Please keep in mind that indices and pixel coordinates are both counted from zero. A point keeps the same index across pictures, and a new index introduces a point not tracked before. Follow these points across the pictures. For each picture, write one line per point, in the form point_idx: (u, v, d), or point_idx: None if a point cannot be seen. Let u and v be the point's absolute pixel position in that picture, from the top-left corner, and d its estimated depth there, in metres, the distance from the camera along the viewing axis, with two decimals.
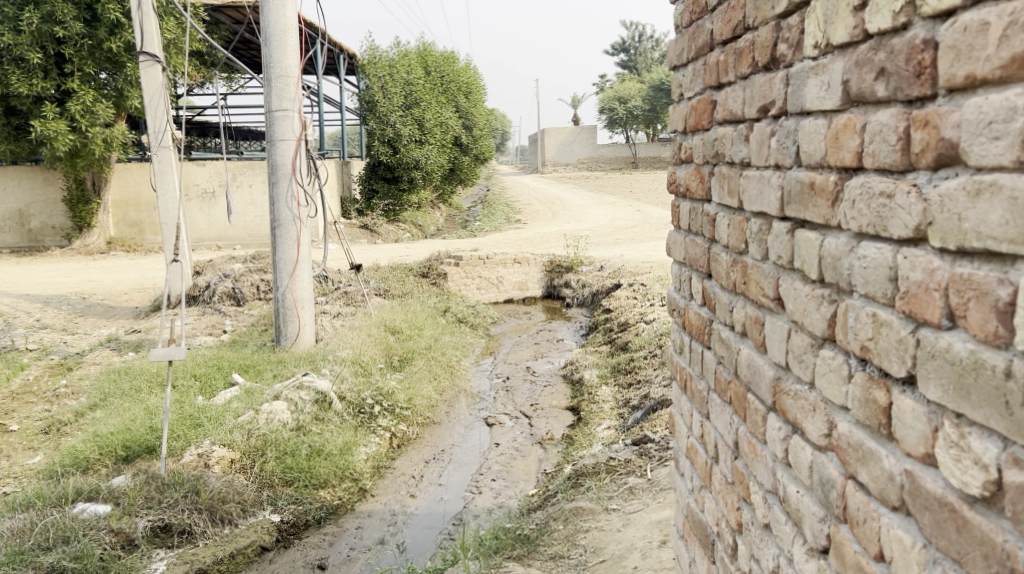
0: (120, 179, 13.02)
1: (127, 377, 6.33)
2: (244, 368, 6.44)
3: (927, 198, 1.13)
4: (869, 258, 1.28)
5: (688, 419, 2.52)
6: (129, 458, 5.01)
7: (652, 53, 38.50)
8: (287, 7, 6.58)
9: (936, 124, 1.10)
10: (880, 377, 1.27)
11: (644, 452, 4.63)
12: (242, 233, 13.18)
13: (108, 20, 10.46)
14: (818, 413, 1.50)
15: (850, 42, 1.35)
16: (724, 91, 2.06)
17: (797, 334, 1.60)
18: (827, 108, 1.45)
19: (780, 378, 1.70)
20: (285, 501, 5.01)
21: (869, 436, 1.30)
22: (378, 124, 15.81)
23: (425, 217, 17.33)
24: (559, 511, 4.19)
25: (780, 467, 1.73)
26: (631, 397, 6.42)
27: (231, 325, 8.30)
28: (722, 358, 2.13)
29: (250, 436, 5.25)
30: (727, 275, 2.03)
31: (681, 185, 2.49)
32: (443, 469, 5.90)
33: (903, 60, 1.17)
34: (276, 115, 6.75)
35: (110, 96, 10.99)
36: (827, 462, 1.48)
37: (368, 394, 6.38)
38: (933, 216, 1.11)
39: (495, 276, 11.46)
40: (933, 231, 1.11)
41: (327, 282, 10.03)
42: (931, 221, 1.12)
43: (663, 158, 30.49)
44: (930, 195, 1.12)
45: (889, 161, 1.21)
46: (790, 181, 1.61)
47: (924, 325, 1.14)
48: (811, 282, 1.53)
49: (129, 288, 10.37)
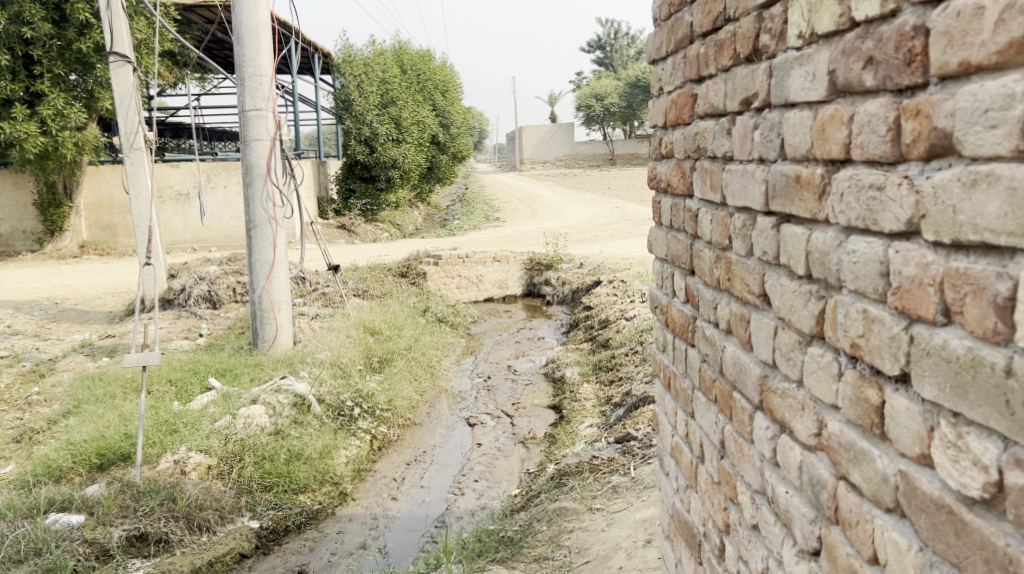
0: (93, 181, 12.82)
1: (101, 383, 6.21)
2: (221, 372, 6.34)
3: (920, 190, 1.09)
4: (858, 253, 1.25)
5: (672, 418, 2.48)
6: (104, 466, 4.92)
7: (628, 50, 38.56)
8: (259, 5, 6.48)
9: (927, 113, 1.06)
10: (872, 376, 1.24)
11: (627, 450, 4.60)
12: (218, 235, 13.03)
13: (77, 20, 10.29)
14: (807, 412, 1.47)
15: (835, 31, 1.31)
16: (704, 84, 2.02)
17: (783, 331, 1.57)
18: (812, 99, 1.42)
19: (767, 376, 1.66)
20: (264, 507, 4.94)
21: (861, 436, 1.27)
22: (354, 123, 15.66)
23: (403, 216, 17.24)
24: (543, 511, 4.14)
25: (767, 467, 1.70)
26: (613, 394, 6.39)
27: (207, 328, 8.19)
28: (706, 356, 2.10)
29: (228, 442, 5.17)
30: (711, 271, 1.99)
31: (662, 180, 2.45)
32: (425, 471, 5.85)
33: (891, 47, 1.13)
34: (250, 115, 6.65)
35: (81, 97, 10.83)
36: (817, 463, 1.44)
37: (347, 397, 6.31)
38: (925, 209, 1.08)
39: (475, 274, 11.40)
40: (926, 223, 1.08)
41: (304, 283, 9.94)
42: (924, 213, 1.08)
43: (640, 155, 30.55)
44: (923, 187, 1.08)
45: (879, 152, 1.18)
46: (774, 174, 1.58)
47: (918, 321, 1.10)
48: (798, 278, 1.50)
49: (103, 292, 10.21)
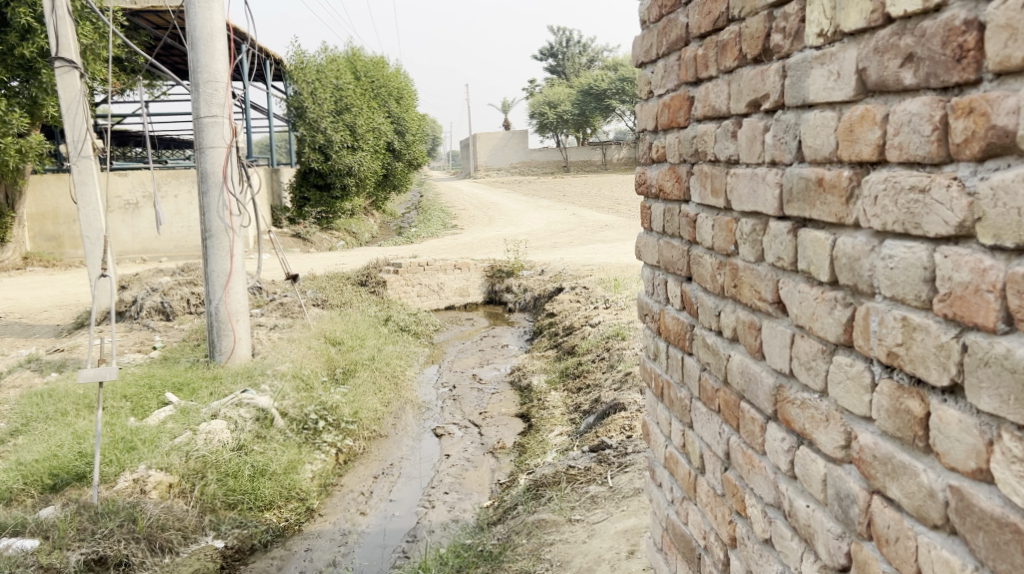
0: (36, 191, 12.47)
1: (51, 400, 5.97)
2: (177, 387, 6.13)
3: (974, 191, 1.13)
4: (897, 258, 1.25)
5: (665, 428, 2.42)
6: (57, 487, 4.71)
7: (579, 57, 38.73)
8: (214, 10, 6.31)
9: (983, 112, 1.11)
10: (912, 386, 1.24)
11: (602, 459, 4.53)
12: (169, 245, 12.69)
13: (20, 25, 9.93)
14: (833, 423, 1.42)
15: (864, 29, 1.31)
16: (702, 86, 1.97)
17: (803, 339, 1.52)
18: (836, 99, 1.39)
19: (783, 386, 1.61)
20: (228, 526, 4.78)
21: (900, 448, 1.26)
22: (308, 130, 15.36)
23: (358, 225, 17.06)
24: (521, 524, 4.06)
25: (782, 479, 1.64)
26: (582, 402, 6.35)
27: (160, 341, 7.95)
28: (707, 365, 2.03)
29: (189, 459, 5.00)
30: (713, 279, 1.94)
31: (652, 185, 2.40)
32: (393, 484, 5.72)
33: (938, 42, 1.17)
34: (205, 122, 6.46)
35: (24, 104, 10.52)
36: (846, 476, 1.40)
37: (311, 410, 6.17)
38: (982, 211, 1.12)
39: (436, 282, 11.27)
40: (983, 226, 1.12)
41: (262, 294, 9.71)
42: (980, 216, 1.12)
43: (594, 162, 30.63)
44: (979, 187, 1.12)
45: (923, 152, 1.21)
46: (789, 178, 1.53)
47: (973, 329, 1.13)
48: (820, 284, 1.45)
49: (49, 305, 9.86)
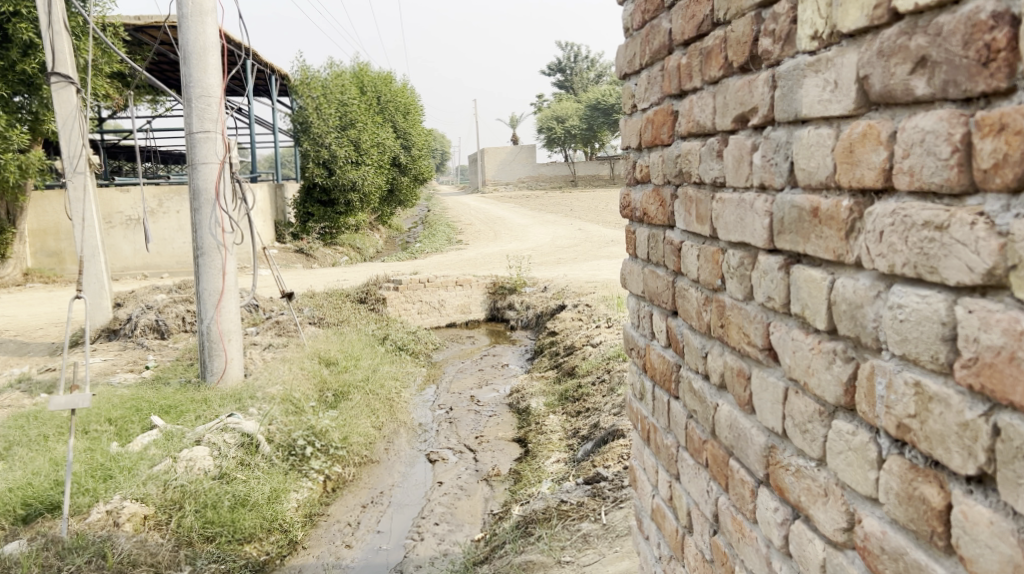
0: (37, 207, 12.33)
1: (35, 422, 5.75)
2: (165, 409, 5.90)
3: (1006, 232, 0.92)
4: (908, 308, 1.04)
5: (653, 476, 2.18)
6: (29, 518, 4.50)
7: (587, 72, 38.51)
8: (208, 24, 6.12)
9: (1018, 130, 0.91)
10: (927, 469, 1.03)
11: (597, 493, 4.28)
12: (170, 260, 12.57)
13: (21, 41, 9.75)
14: (833, 500, 1.20)
15: (866, 28, 1.10)
16: (687, 98, 1.74)
17: (796, 396, 1.29)
18: (833, 114, 1.18)
19: (775, 447, 1.38)
20: (205, 560, 4.47)
21: (915, 545, 1.06)
22: (312, 145, 15.16)
23: (363, 239, 16.89)
24: (508, 565, 3.81)
25: (776, 556, 1.41)
26: (580, 427, 6.10)
27: (153, 360, 7.76)
28: (694, 413, 1.80)
29: (167, 489, 4.77)
30: (699, 316, 1.71)
31: (636, 209, 2.17)
32: (383, 514, 5.49)
33: (958, 41, 0.97)
34: (197, 137, 6.24)
35: (26, 120, 10.47)
36: (848, 565, 1.19)
37: (299, 434, 5.91)
38: (1017, 258, 0.91)
39: (436, 299, 11.06)
40: (1017, 277, 0.91)
41: (258, 311, 9.47)
42: (1015, 264, 0.91)
43: (602, 176, 30.40)
44: (1011, 227, 0.92)
45: (939, 180, 1.00)
46: (781, 205, 1.31)
47: (1006, 408, 0.93)
48: (815, 332, 1.24)
49: (45, 323, 9.67)
